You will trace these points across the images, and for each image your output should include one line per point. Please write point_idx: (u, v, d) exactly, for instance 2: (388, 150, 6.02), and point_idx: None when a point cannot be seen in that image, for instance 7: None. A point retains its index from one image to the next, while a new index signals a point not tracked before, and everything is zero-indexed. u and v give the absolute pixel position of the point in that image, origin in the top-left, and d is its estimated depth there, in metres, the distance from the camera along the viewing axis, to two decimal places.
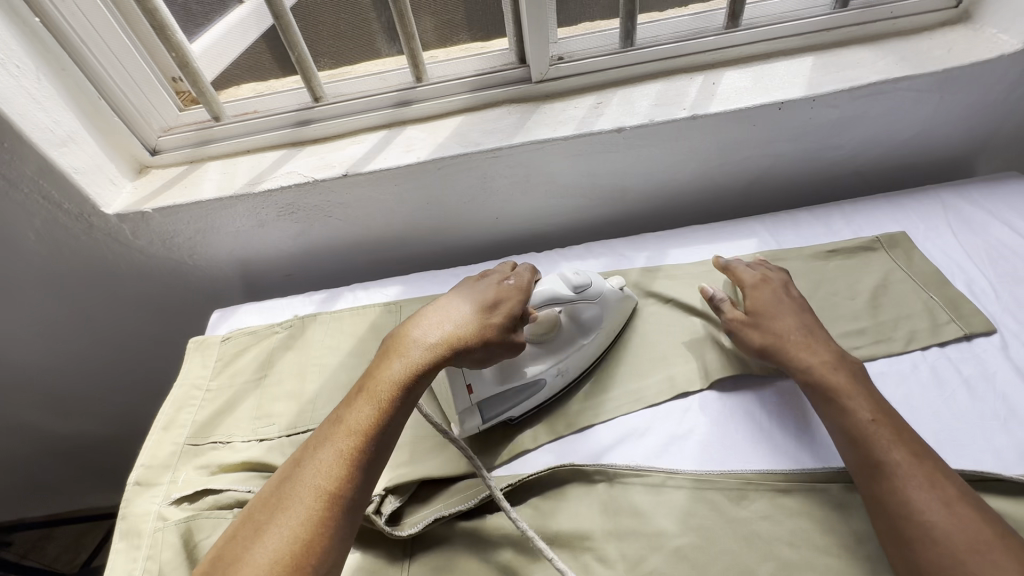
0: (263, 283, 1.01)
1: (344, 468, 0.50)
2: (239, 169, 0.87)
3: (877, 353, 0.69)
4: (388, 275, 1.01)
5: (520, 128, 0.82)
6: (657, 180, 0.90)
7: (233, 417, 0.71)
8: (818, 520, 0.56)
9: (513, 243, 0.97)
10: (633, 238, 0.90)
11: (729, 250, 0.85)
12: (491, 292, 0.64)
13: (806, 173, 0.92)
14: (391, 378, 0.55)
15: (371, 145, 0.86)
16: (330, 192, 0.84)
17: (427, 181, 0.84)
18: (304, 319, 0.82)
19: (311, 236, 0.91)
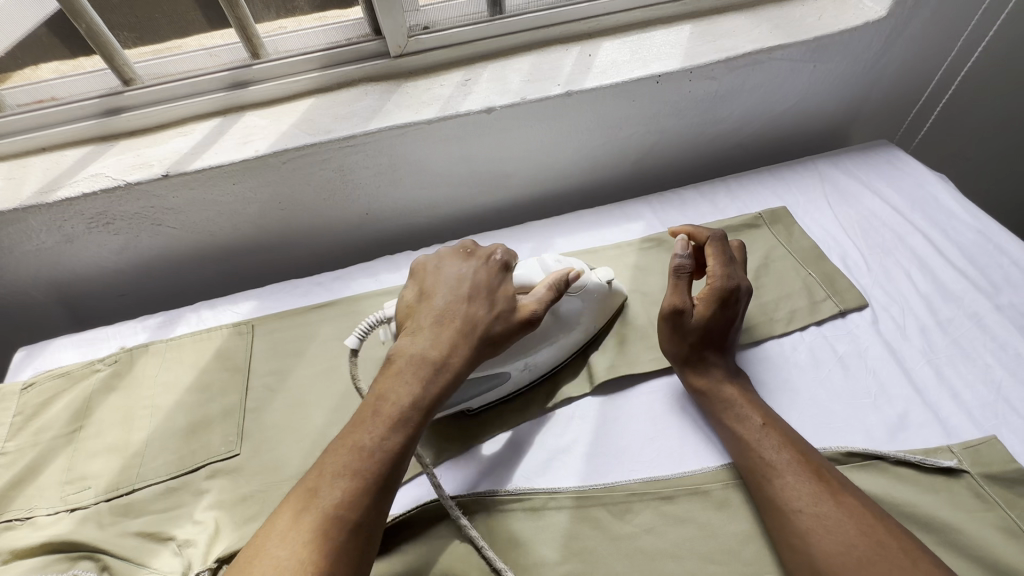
0: (88, 307, 0.87)
1: (368, 494, 0.47)
2: (28, 173, 0.72)
3: (763, 337, 0.67)
4: (250, 285, 0.90)
5: (378, 112, 0.73)
6: (534, 166, 0.84)
7: (36, 486, 0.58)
8: (703, 527, 0.53)
9: (387, 244, 0.89)
10: (522, 228, 0.84)
11: (616, 236, 0.81)
12: (487, 278, 0.60)
13: (690, 153, 0.90)
14: (410, 393, 0.52)
15: (200, 138, 0.74)
16: (152, 196, 0.72)
17: (271, 177, 0.73)
18: (134, 352, 0.69)
19: (140, 250, 0.79)
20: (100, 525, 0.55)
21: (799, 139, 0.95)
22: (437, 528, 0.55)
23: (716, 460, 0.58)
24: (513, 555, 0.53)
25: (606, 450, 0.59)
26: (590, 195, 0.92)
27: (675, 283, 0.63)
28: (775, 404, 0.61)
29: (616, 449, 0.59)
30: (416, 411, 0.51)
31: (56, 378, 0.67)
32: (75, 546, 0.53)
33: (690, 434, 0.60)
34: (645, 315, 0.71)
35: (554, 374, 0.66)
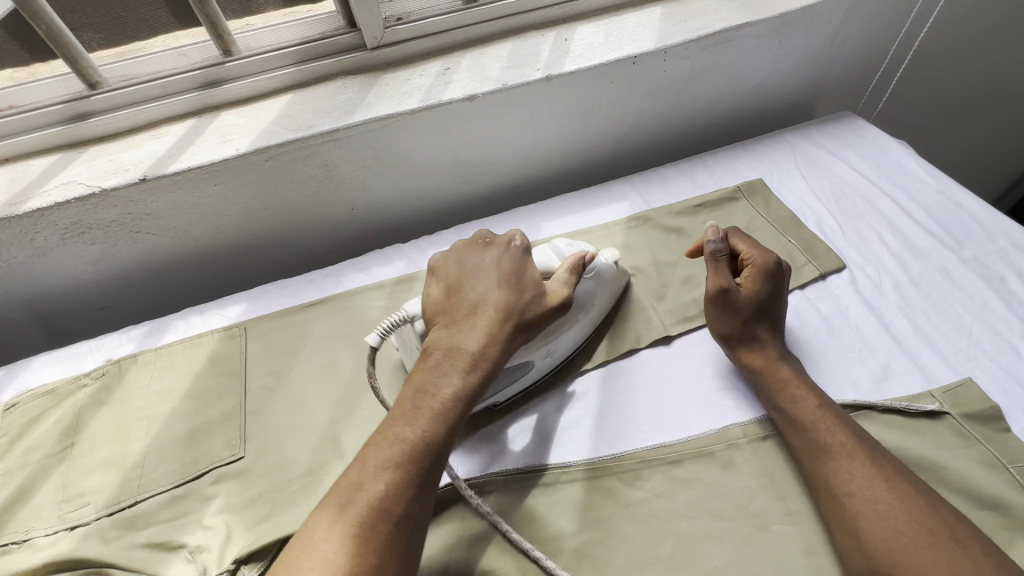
0: (172, 291, 0.83)
1: (839, 440, 0.54)
2: (149, 145, 0.71)
3: (979, 249, 0.73)
4: (396, 235, 0.89)
5: (570, 48, 0.78)
6: (714, 101, 0.89)
7: (263, 438, 0.62)
8: (986, 439, 0.57)
9: (544, 188, 0.91)
10: (696, 169, 0.87)
11: (808, 169, 0.85)
12: (765, 266, 0.65)
13: (830, 82, 0.95)
14: (789, 369, 0.60)
15: (363, 93, 0.75)
16: (324, 156, 0.73)
17: (464, 118, 0.76)
18: (312, 307, 0.73)
19: (318, 209, 0.80)
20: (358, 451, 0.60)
21: (955, 72, 1.02)
22: (700, 451, 0.58)
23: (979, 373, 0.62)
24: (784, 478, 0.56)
25: (849, 376, 0.63)
26: (729, 132, 0.96)
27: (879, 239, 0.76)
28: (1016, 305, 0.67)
29: (857, 375, 0.63)
30: (809, 382, 0.59)
31: (273, 319, 0.72)
32: None
33: (938, 350, 0.64)
34: (828, 250, 0.74)
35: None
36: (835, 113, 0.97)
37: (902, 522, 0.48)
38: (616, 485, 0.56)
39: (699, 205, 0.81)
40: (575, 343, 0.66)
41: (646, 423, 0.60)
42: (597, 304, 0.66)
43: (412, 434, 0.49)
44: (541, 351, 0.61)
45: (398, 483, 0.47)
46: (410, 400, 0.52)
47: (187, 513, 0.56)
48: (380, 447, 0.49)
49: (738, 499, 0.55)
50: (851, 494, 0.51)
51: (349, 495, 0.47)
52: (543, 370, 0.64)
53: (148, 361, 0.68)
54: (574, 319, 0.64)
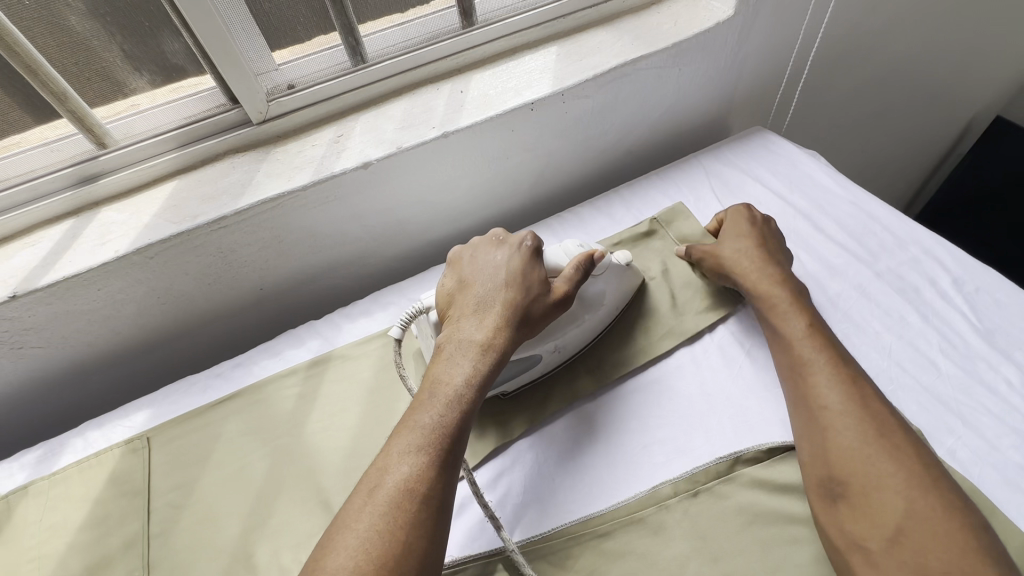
0: (74, 399, 0.77)
1: (820, 357, 0.57)
2: (24, 254, 0.67)
3: (894, 264, 0.73)
4: (314, 309, 0.85)
5: (463, 102, 0.76)
6: (622, 134, 0.88)
7: (167, 564, 0.57)
8: None
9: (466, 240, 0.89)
10: (612, 204, 0.86)
11: (722, 193, 0.85)
12: (768, 223, 0.74)
13: (737, 100, 0.96)
14: (784, 292, 0.65)
15: (253, 170, 0.72)
16: (213, 242, 0.69)
17: (359, 188, 0.73)
18: (222, 403, 0.69)
19: (221, 295, 0.75)
20: (270, 568, 0.55)
21: (857, 75, 1.03)
22: (632, 519, 0.55)
23: (902, 398, 0.61)
24: (718, 539, 0.53)
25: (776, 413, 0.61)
26: (646, 160, 0.95)
27: (800, 254, 0.76)
28: (933, 321, 0.67)
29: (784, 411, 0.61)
30: (808, 310, 0.62)
31: (179, 423, 0.67)
32: None
33: None
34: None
35: (686, 337, 0.69)
36: (747, 129, 0.97)
37: (869, 434, 0.51)
38: (546, 570, 0.53)
39: (618, 243, 0.79)
40: (586, 338, 0.69)
41: (572, 493, 0.58)
42: (607, 303, 0.69)
43: (431, 420, 0.50)
44: (550, 347, 0.64)
45: (425, 465, 0.47)
46: (427, 391, 0.53)
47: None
48: (403, 435, 0.49)
49: (672, 567, 0.52)
50: (825, 408, 0.54)
51: (376, 481, 0.47)
52: (552, 364, 0.67)
53: (41, 492, 0.63)
54: (581, 318, 0.66)
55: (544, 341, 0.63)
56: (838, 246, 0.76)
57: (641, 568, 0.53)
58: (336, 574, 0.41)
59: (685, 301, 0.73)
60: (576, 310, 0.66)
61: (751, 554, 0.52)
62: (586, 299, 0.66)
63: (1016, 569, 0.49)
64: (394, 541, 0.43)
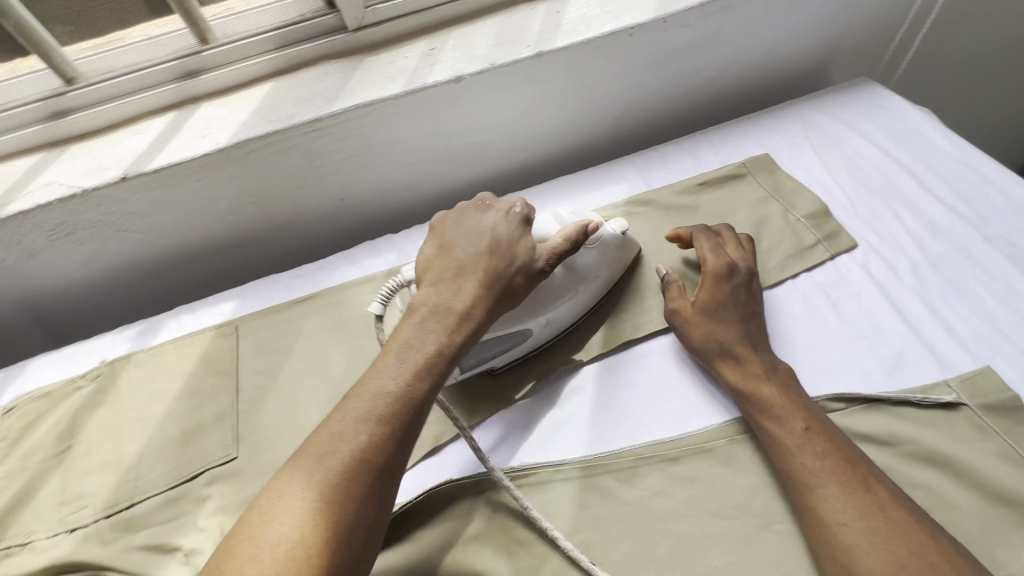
0: (166, 286, 0.82)
1: (829, 466, 0.49)
2: (131, 141, 0.70)
3: (1007, 229, 0.68)
4: (388, 225, 0.86)
5: (560, 22, 0.73)
6: (718, 72, 0.83)
7: (254, 437, 0.61)
8: (1002, 434, 0.53)
9: (542, 172, 0.88)
10: (698, 146, 0.83)
11: (819, 143, 0.80)
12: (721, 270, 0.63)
13: (845, 47, 0.89)
14: (774, 389, 0.55)
15: (346, 76, 0.72)
16: (305, 144, 0.70)
17: (448, 104, 0.72)
18: (304, 301, 0.72)
19: (306, 201, 0.77)
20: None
21: (983, 30, 0.94)
22: (700, 449, 0.56)
23: (1003, 364, 0.58)
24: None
25: (859, 364, 0.60)
26: (737, 104, 0.90)
27: (901, 212, 0.71)
28: None
29: (868, 364, 0.60)
30: (799, 401, 0.54)
31: (265, 315, 0.71)
32: None
33: (958, 339, 0.60)
34: (842, 230, 0.70)
35: (768, 283, 0.67)
36: (852, 80, 0.90)
37: (900, 553, 0.44)
38: (612, 485, 0.55)
39: (703, 184, 0.77)
40: (577, 313, 0.65)
41: (639, 419, 0.58)
42: (600, 277, 0.65)
43: (393, 385, 0.46)
44: (540, 320, 0.61)
45: (382, 435, 0.44)
46: (394, 356, 0.48)
47: (181, 515, 0.56)
48: (359, 401, 0.46)
49: (739, 497, 0.53)
50: (842, 524, 0.46)
51: (325, 448, 0.43)
52: (544, 339, 0.64)
53: (142, 362, 0.68)
54: (573, 290, 0.63)
55: (531, 315, 0.60)
56: (945, 207, 0.71)
57: (708, 494, 0.53)
58: (277, 544, 0.39)
59: (770, 247, 0.70)
60: (565, 283, 0.62)
61: None
62: (575, 270, 0.63)
63: None
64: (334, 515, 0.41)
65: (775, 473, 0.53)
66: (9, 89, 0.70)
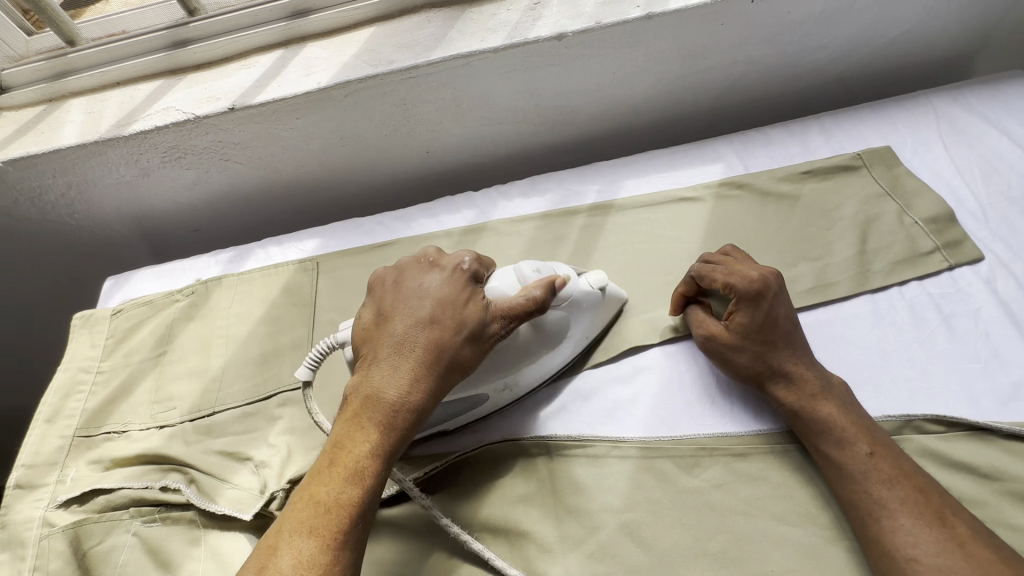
0: (255, 218, 0.86)
1: (898, 496, 0.45)
2: (240, 75, 0.73)
3: None
4: (466, 182, 0.86)
5: None
6: (843, 51, 0.75)
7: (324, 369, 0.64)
8: None
9: (629, 144, 0.84)
10: (807, 131, 0.76)
11: (951, 140, 0.71)
12: (764, 286, 0.55)
13: (999, 35, 0.78)
14: (833, 405, 0.51)
15: (446, 26, 0.71)
16: (399, 92, 0.71)
17: (546, 62, 0.70)
18: (381, 246, 0.74)
19: (393, 150, 0.79)
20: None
21: None
22: (771, 450, 0.53)
23: None
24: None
25: (968, 388, 0.54)
26: (858, 90, 0.82)
27: None
28: None
29: (979, 388, 0.54)
30: (868, 426, 0.50)
31: (345, 255, 0.73)
32: None
33: None
34: (967, 239, 0.62)
35: (871, 286, 0.61)
36: (1002, 73, 0.79)
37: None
38: (670, 469, 0.53)
39: (809, 172, 0.71)
40: (548, 372, 0.58)
41: (703, 411, 0.56)
42: (571, 335, 0.57)
43: (329, 495, 0.43)
44: (498, 383, 0.54)
45: (318, 547, 0.40)
46: (328, 457, 0.45)
47: (255, 430, 0.60)
48: (297, 514, 0.42)
49: (807, 506, 0.50)
50: (915, 559, 0.42)
51: (264, 559, 0.40)
52: (501, 403, 0.57)
53: (231, 285, 0.72)
54: (540, 352, 0.55)
55: (488, 380, 0.53)
56: None
57: (772, 496, 0.50)
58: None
59: (878, 249, 0.64)
60: (531, 342, 0.54)
61: None
62: (544, 331, 0.54)
63: None
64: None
65: (834, 500, 0.49)
66: (141, 16, 0.75)
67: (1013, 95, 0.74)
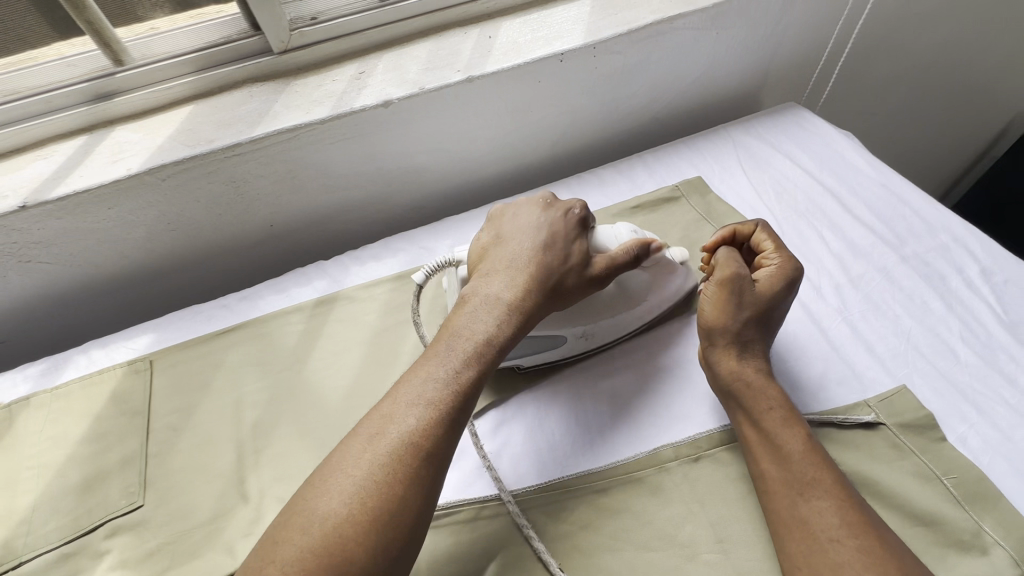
0: (78, 318, 0.77)
1: (825, 478, 0.49)
2: (34, 167, 0.66)
3: (917, 250, 0.70)
4: (322, 250, 0.84)
5: (492, 49, 0.73)
6: (651, 97, 0.85)
7: (163, 483, 0.57)
8: (910, 453, 0.54)
9: (480, 195, 0.87)
10: (634, 168, 0.84)
11: (749, 166, 0.82)
12: (780, 285, 0.59)
13: (772, 74, 0.92)
14: (775, 390, 0.55)
15: (271, 99, 0.70)
16: (226, 169, 0.67)
17: (378, 128, 0.71)
18: (225, 332, 0.68)
19: (233, 228, 0.75)
20: (264, 493, 0.56)
21: (892, 62, 1.00)
22: (630, 478, 0.55)
23: (913, 384, 0.59)
24: (717, 505, 0.53)
25: (786, 387, 0.60)
26: (672, 127, 0.92)
27: (824, 234, 0.73)
28: (948, 312, 0.64)
29: (793, 385, 0.60)
30: (795, 411, 0.54)
31: (183, 349, 0.67)
32: (236, 537, 0.53)
33: (877, 360, 0.61)
34: None
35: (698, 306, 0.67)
36: (781, 105, 0.93)
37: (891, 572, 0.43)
38: (539, 520, 0.53)
39: (637, 207, 0.77)
40: (622, 330, 0.64)
41: (564, 453, 0.57)
42: (648, 300, 0.64)
43: (446, 373, 0.47)
44: (577, 331, 0.61)
45: (430, 420, 0.44)
46: (444, 344, 0.50)
47: (76, 573, 0.52)
48: (414, 383, 0.47)
49: (665, 528, 0.52)
50: (837, 540, 0.45)
51: (378, 428, 0.44)
52: (576, 350, 0.63)
53: (43, 404, 0.63)
54: (618, 309, 0.62)
55: (571, 323, 0.60)
56: (863, 229, 0.73)
57: (634, 526, 0.52)
58: (324, 519, 0.40)
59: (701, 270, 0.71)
60: (613, 297, 0.62)
61: (743, 521, 0.52)
62: (625, 289, 0.62)
63: (1019, 557, 0.48)
64: (382, 496, 0.41)
65: (759, 479, 0.51)
66: None
67: (791, 122, 0.88)
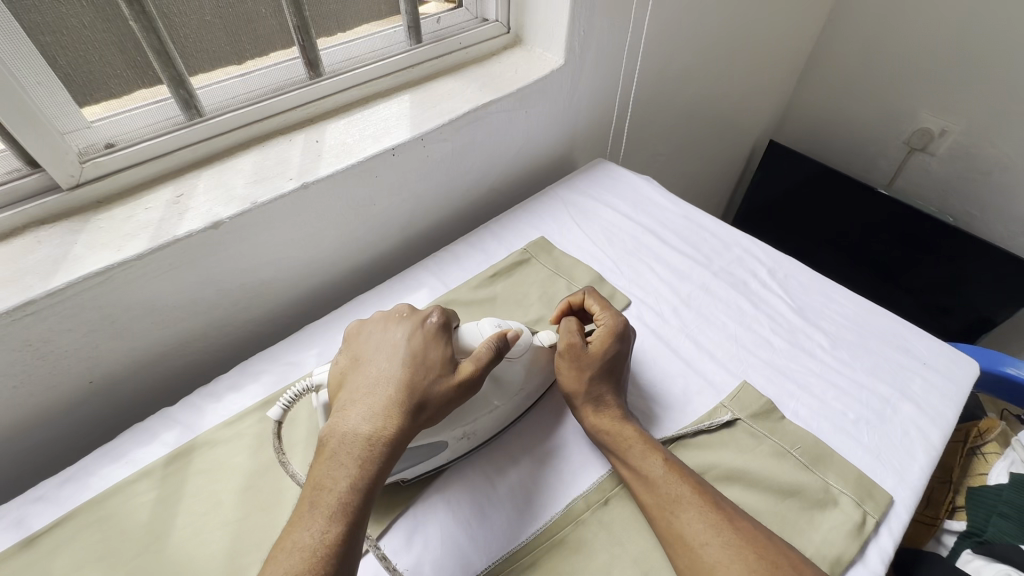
0: None
1: (686, 491, 0.55)
2: None
3: (722, 265, 0.86)
4: (160, 392, 0.73)
5: (321, 154, 0.73)
6: (483, 174, 0.92)
7: None
8: (765, 437, 0.64)
9: (337, 292, 0.84)
10: (483, 239, 0.89)
11: (581, 219, 0.93)
12: (615, 332, 0.66)
13: (578, 139, 1.07)
14: (633, 427, 0.61)
15: (67, 242, 0.60)
16: (14, 333, 0.56)
17: (210, 250, 0.65)
18: (42, 533, 0.55)
19: (33, 398, 0.61)
20: None
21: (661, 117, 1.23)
22: (553, 542, 0.56)
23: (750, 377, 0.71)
24: (634, 540, 0.56)
25: (660, 408, 0.68)
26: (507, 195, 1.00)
27: (652, 266, 0.85)
28: (757, 311, 0.79)
29: (665, 406, 0.68)
30: (653, 440, 0.60)
31: None
32: None
33: (720, 364, 0.72)
34: (615, 292, 0.81)
35: None
36: (590, 162, 1.08)
37: (751, 558, 0.49)
38: None
39: (494, 275, 0.82)
40: (504, 418, 0.64)
41: (484, 542, 0.56)
42: (520, 387, 0.64)
43: (312, 538, 0.44)
44: (457, 433, 0.59)
45: None
46: (308, 501, 0.46)
47: None
48: (280, 560, 0.43)
49: None
50: (705, 544, 0.51)
51: None
52: (461, 450, 0.61)
53: None
54: (492, 402, 0.61)
55: (449, 428, 0.57)
56: (680, 256, 0.87)
57: None
58: None
59: None
60: (486, 390, 0.60)
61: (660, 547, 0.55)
62: (496, 382, 0.61)
63: (856, 498, 0.59)
64: None
65: (641, 508, 0.56)
66: None
67: (604, 176, 1.02)
